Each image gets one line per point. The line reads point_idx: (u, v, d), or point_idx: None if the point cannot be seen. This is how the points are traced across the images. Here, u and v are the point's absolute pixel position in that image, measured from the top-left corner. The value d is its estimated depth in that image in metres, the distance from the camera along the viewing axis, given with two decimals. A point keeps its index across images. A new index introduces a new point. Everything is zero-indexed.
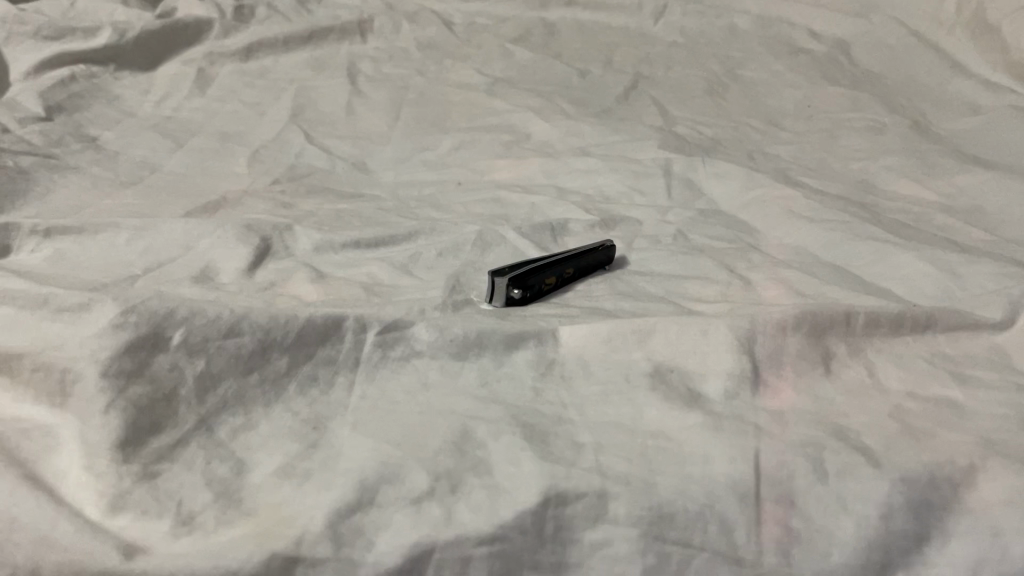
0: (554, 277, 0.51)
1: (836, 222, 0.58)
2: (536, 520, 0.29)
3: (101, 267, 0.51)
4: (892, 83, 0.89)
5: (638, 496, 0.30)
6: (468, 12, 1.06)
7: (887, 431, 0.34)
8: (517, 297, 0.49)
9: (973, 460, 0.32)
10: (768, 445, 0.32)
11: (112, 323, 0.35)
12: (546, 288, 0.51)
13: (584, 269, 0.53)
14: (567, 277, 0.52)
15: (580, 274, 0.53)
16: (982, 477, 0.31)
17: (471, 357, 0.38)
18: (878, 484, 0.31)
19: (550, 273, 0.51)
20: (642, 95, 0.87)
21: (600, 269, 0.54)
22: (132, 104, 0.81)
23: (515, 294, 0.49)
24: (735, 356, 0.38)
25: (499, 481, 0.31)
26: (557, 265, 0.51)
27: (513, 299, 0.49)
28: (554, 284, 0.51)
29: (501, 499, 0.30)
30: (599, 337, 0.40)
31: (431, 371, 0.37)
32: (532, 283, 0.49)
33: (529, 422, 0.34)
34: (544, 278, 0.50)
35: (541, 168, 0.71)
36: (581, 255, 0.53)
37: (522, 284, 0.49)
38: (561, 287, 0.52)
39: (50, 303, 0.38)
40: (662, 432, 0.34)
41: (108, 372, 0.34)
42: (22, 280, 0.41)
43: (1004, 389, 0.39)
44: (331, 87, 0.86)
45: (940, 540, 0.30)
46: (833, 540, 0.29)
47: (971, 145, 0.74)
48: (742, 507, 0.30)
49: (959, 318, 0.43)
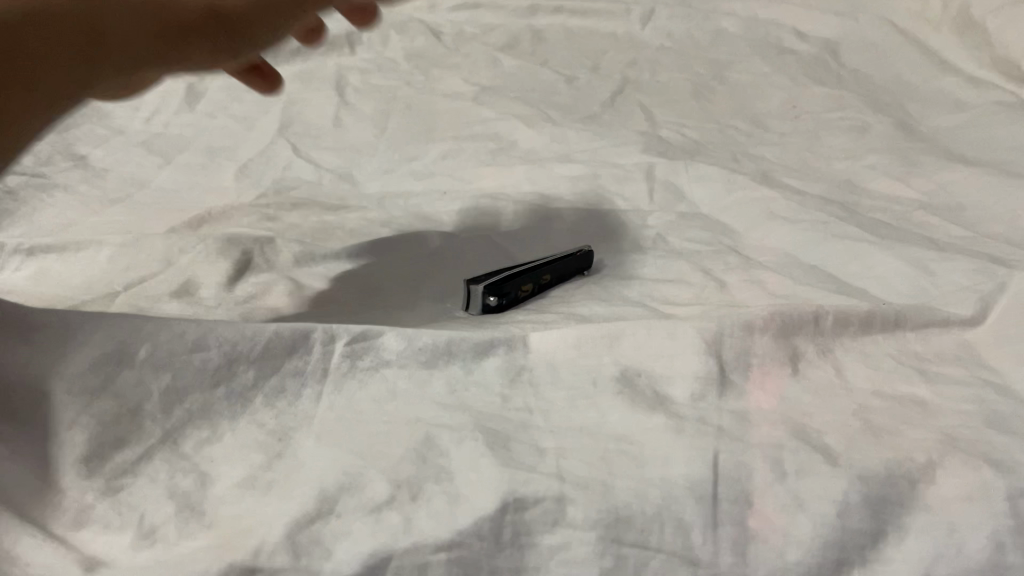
0: (531, 283, 0.52)
1: (814, 222, 0.58)
2: (496, 526, 0.30)
3: (82, 285, 0.52)
4: (878, 81, 0.88)
5: (595, 500, 0.31)
6: (456, 22, 1.07)
7: (850, 427, 0.35)
8: (492, 304, 0.49)
9: (931, 456, 0.33)
10: (726, 448, 0.33)
11: (76, 340, 0.35)
12: (522, 294, 0.51)
13: (561, 276, 0.54)
14: (544, 283, 0.53)
15: (558, 280, 0.54)
16: (940, 473, 0.32)
17: (439, 365, 0.38)
18: (835, 481, 0.32)
19: (527, 279, 0.51)
20: (627, 100, 0.87)
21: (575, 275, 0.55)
22: (120, 121, 0.82)
23: (490, 301, 0.49)
24: (702, 358, 0.39)
25: (461, 487, 0.31)
26: (533, 271, 0.52)
27: (488, 305, 0.49)
28: (530, 291, 0.52)
29: (461, 505, 0.31)
30: (569, 342, 0.40)
31: (399, 380, 0.37)
32: (507, 289, 0.50)
33: (493, 428, 0.34)
34: (520, 284, 0.51)
35: (525, 174, 0.71)
36: (556, 262, 0.54)
37: (497, 290, 0.49)
38: (538, 294, 0.52)
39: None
40: (626, 435, 0.34)
41: (73, 391, 0.33)
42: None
43: (970, 386, 0.39)
44: (319, 99, 0.87)
45: (896, 536, 0.31)
46: (787, 539, 0.30)
47: (954, 141, 0.74)
48: (698, 508, 0.31)
49: (928, 315, 0.44)
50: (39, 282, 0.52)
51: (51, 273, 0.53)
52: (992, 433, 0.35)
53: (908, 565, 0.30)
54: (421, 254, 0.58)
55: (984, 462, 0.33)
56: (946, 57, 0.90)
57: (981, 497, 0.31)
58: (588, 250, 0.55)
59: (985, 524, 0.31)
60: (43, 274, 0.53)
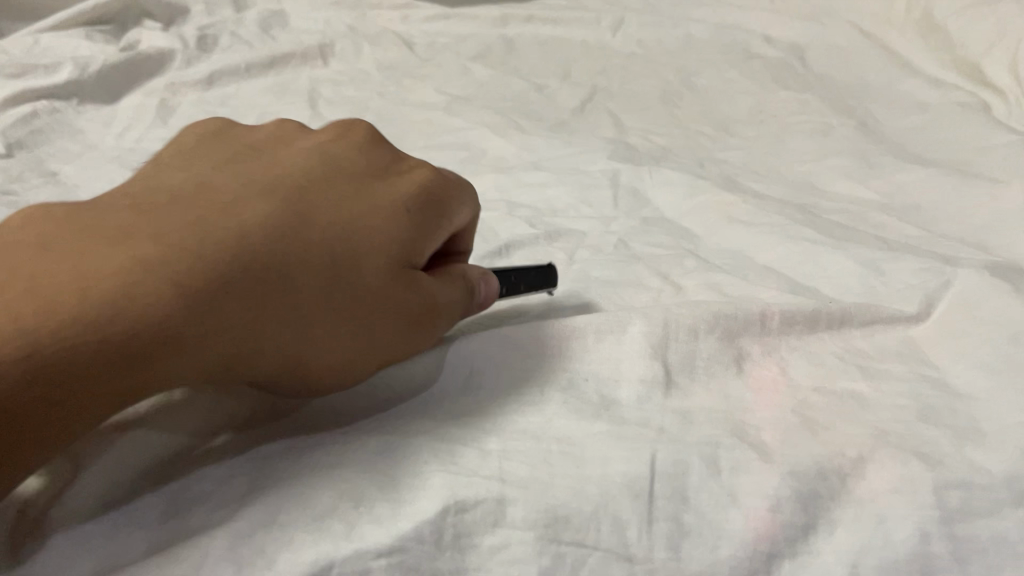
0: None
1: (771, 225, 0.59)
2: (442, 525, 0.31)
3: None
4: (841, 83, 0.89)
5: (533, 502, 0.32)
6: (428, 32, 1.07)
7: (788, 424, 0.37)
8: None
9: (862, 451, 0.35)
10: (664, 448, 0.35)
11: None
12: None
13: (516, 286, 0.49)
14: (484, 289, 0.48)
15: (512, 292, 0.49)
16: (870, 468, 0.35)
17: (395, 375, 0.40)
18: (769, 478, 0.34)
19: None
20: (597, 107, 0.88)
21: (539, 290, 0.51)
22: (93, 137, 0.81)
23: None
24: (648, 362, 0.40)
25: (405, 485, 0.33)
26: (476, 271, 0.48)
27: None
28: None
29: (403, 511, 0.31)
30: (519, 343, 0.41)
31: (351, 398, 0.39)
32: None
33: (438, 433, 0.36)
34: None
35: (492, 183, 0.72)
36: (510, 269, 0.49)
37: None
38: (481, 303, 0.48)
39: None
40: (568, 439, 0.35)
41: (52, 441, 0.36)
42: None
43: (909, 382, 0.41)
44: (290, 110, 0.87)
45: (827, 528, 0.33)
46: (721, 531, 0.32)
47: (913, 144, 0.75)
48: (634, 506, 0.32)
49: (875, 312, 0.45)
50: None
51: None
52: (922, 427, 0.37)
53: (837, 556, 0.32)
54: None
55: (913, 456, 0.35)
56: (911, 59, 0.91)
57: (908, 491, 0.34)
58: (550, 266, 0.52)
59: (911, 516, 0.33)
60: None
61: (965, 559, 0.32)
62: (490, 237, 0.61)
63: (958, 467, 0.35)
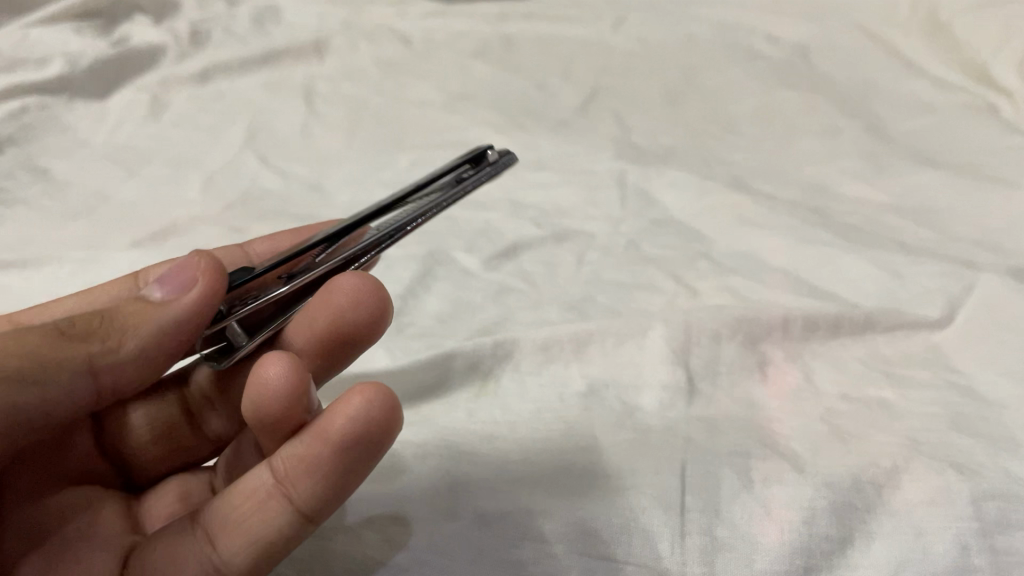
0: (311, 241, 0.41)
1: (787, 227, 0.57)
2: (471, 534, 0.34)
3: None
4: (848, 81, 0.84)
5: (565, 516, 0.34)
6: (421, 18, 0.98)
7: (819, 432, 0.37)
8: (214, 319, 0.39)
9: (896, 462, 0.35)
10: (693, 458, 0.36)
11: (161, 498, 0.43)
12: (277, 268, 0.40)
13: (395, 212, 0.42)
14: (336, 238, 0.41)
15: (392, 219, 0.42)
16: (905, 479, 0.34)
17: (430, 385, 0.42)
18: (801, 490, 0.34)
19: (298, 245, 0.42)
20: (599, 108, 0.83)
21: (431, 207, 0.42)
22: (84, 134, 0.77)
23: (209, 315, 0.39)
24: (671, 369, 0.41)
25: (443, 497, 0.36)
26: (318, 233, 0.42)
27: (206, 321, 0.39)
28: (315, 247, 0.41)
29: (442, 526, 0.35)
30: (537, 346, 0.43)
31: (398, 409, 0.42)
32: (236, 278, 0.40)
33: (463, 446, 0.38)
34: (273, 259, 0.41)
35: (495, 182, 0.67)
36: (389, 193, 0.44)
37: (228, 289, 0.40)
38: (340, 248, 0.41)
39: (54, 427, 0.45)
40: (596, 448, 0.37)
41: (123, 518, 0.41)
42: None
43: (939, 390, 0.40)
44: (283, 104, 0.81)
45: (863, 541, 0.32)
46: (755, 546, 0.32)
47: (922, 147, 0.72)
48: (663, 517, 0.34)
49: (900, 317, 0.44)
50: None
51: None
52: (956, 437, 0.36)
53: (876, 569, 0.31)
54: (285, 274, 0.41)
55: (948, 466, 0.34)
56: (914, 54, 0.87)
57: (946, 503, 0.33)
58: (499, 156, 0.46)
59: (950, 528, 0.32)
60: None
61: (1004, 572, 0.31)
62: (496, 237, 0.59)
63: (995, 477, 0.34)
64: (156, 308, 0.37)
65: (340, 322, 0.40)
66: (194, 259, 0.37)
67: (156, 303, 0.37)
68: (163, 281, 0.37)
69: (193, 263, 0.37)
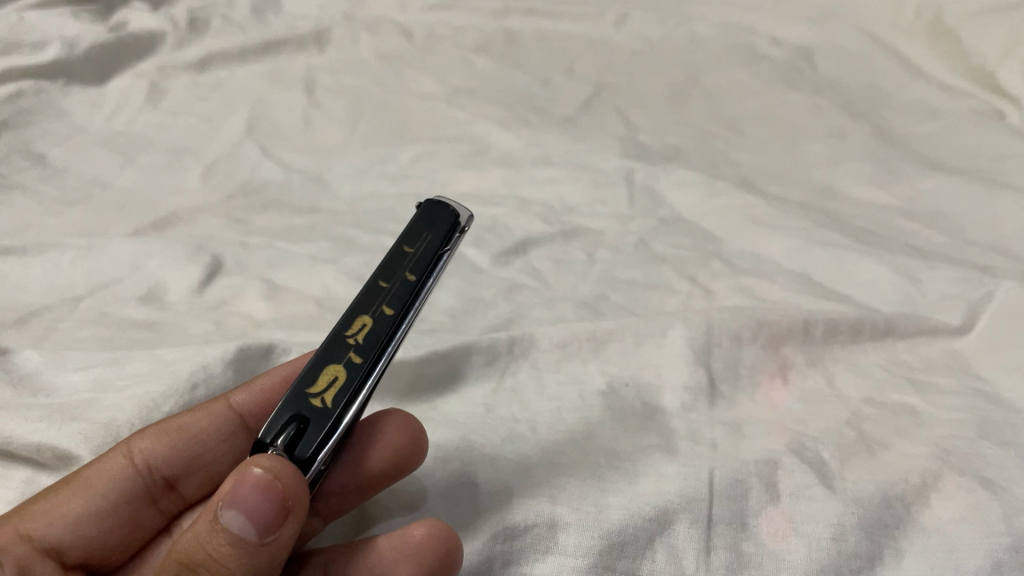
0: (353, 343, 0.36)
1: (800, 228, 0.56)
2: (493, 548, 0.35)
3: (167, 411, 0.42)
4: (850, 88, 0.76)
5: (589, 527, 0.35)
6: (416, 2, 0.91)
7: (843, 439, 0.39)
8: (315, 452, 0.33)
9: (926, 479, 0.36)
10: (720, 467, 0.37)
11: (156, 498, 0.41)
12: (348, 381, 0.35)
13: (418, 260, 0.39)
14: (389, 319, 0.37)
15: (423, 268, 0.39)
16: (936, 497, 0.36)
17: (453, 383, 0.43)
18: (830, 506, 0.35)
19: (331, 363, 0.35)
20: (604, 104, 0.77)
21: (443, 240, 0.40)
22: (80, 119, 0.72)
23: (304, 454, 0.33)
24: (691, 369, 0.42)
25: (475, 504, 0.37)
26: (331, 345, 0.36)
27: (303, 461, 0.33)
28: (371, 342, 0.36)
29: (472, 534, 0.36)
30: (555, 342, 0.44)
31: (420, 406, 0.43)
32: (314, 414, 0.34)
33: (487, 450, 0.39)
34: (318, 384, 0.35)
35: (501, 179, 0.66)
36: (383, 263, 0.39)
37: (292, 427, 0.33)
38: (399, 325, 0.37)
39: (75, 409, 0.42)
40: (618, 453, 0.39)
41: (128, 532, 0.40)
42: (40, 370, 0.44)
43: (961, 395, 0.41)
44: (281, 93, 0.77)
45: (894, 559, 0.34)
46: (782, 562, 0.33)
47: (934, 153, 0.67)
48: (691, 532, 0.35)
49: (918, 323, 0.45)
50: (99, 415, 0.41)
51: (106, 407, 0.42)
52: (984, 445, 0.38)
53: None
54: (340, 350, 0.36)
55: (977, 484, 0.36)
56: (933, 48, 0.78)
57: (977, 521, 0.34)
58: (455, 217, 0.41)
59: (982, 545, 0.33)
60: (106, 387, 0.43)
61: None
62: (504, 233, 0.58)
63: None
64: (248, 548, 0.29)
65: (392, 447, 0.36)
66: (266, 476, 0.30)
67: (245, 542, 0.29)
68: (239, 506, 0.29)
69: (278, 485, 0.30)
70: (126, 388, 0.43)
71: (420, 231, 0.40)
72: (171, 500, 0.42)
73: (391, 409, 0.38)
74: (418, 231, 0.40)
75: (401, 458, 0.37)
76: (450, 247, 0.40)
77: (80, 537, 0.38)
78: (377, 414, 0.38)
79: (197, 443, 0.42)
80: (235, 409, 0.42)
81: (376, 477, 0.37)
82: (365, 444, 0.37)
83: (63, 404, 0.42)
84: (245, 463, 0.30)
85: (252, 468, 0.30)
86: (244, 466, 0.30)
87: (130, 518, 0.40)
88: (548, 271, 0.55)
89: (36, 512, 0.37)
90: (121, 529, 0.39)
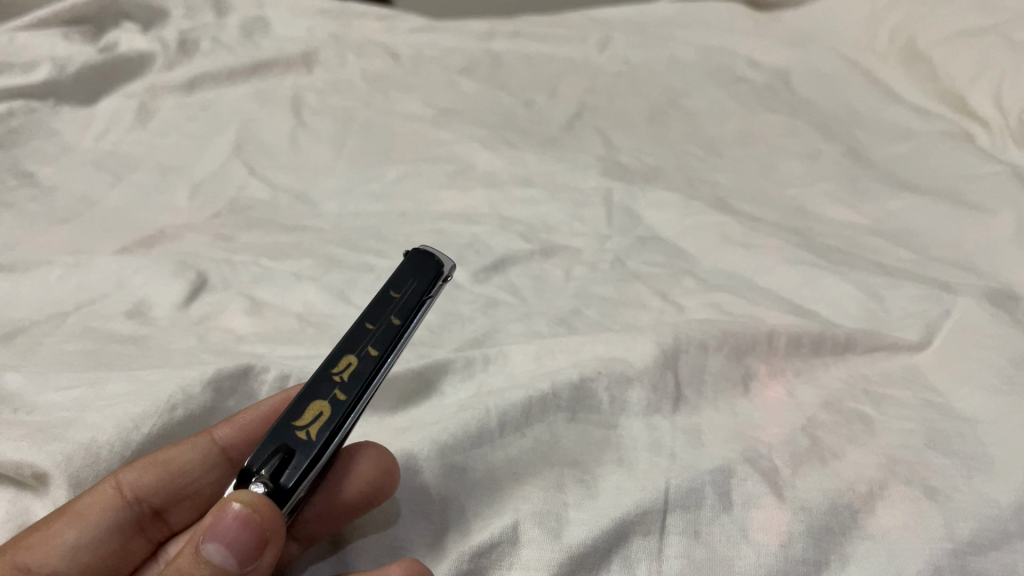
0: (338, 380, 0.37)
1: (768, 246, 0.58)
2: (460, 566, 0.36)
3: (147, 433, 0.42)
4: (826, 110, 0.78)
5: (550, 542, 0.36)
6: (404, 28, 0.94)
7: (800, 448, 0.41)
8: (298, 482, 0.35)
9: (872, 488, 0.38)
10: (678, 476, 0.38)
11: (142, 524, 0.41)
12: (333, 416, 0.36)
13: (403, 304, 0.40)
14: (373, 357, 0.38)
15: (407, 312, 0.40)
16: (881, 506, 0.37)
17: (434, 393, 0.45)
18: (781, 514, 0.37)
19: (317, 398, 0.36)
20: (585, 123, 0.79)
21: (429, 285, 0.41)
22: (70, 138, 0.73)
23: (287, 483, 0.34)
24: (659, 376, 0.44)
25: (443, 514, 0.39)
26: (317, 382, 0.37)
27: (286, 490, 0.34)
28: (354, 379, 0.37)
29: (442, 547, 0.37)
30: (530, 355, 0.46)
31: (400, 414, 0.45)
32: (300, 446, 0.35)
33: (458, 456, 0.40)
34: (302, 419, 0.36)
35: (482, 197, 0.67)
36: (369, 306, 0.40)
37: (277, 458, 0.35)
38: (382, 364, 0.38)
39: (53, 429, 0.42)
40: (582, 464, 0.41)
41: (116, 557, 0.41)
42: (23, 390, 0.45)
43: (915, 408, 0.43)
44: (270, 113, 0.79)
45: (840, 564, 0.35)
46: (733, 569, 0.35)
47: (902, 172, 0.69)
48: (645, 544, 0.36)
49: (878, 340, 0.47)
50: (80, 436, 0.41)
51: (87, 428, 0.42)
52: (931, 454, 0.39)
53: None
54: (325, 385, 0.37)
55: (922, 493, 0.37)
56: (903, 73, 0.80)
57: (920, 527, 0.36)
58: (436, 261, 0.42)
59: (926, 550, 0.35)
60: (86, 406, 0.43)
61: None
62: (483, 251, 0.60)
63: (967, 501, 0.37)
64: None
65: (365, 476, 0.37)
66: (244, 510, 0.31)
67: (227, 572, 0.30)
68: (219, 538, 0.30)
69: (256, 517, 0.31)
70: (105, 407, 0.43)
71: (406, 278, 0.41)
72: (158, 529, 0.43)
73: (368, 442, 0.39)
74: (405, 278, 0.41)
75: (373, 487, 0.37)
76: (436, 291, 0.42)
77: (74, 567, 0.38)
78: (356, 445, 0.39)
79: (180, 476, 0.42)
80: (219, 444, 0.43)
81: (351, 506, 0.38)
82: (343, 474, 0.38)
83: (43, 423, 0.42)
84: (226, 498, 0.32)
85: (231, 503, 0.31)
86: (224, 502, 0.31)
87: (120, 547, 0.41)
88: (523, 288, 0.57)
89: (32, 543, 0.37)
90: (112, 556, 0.40)
